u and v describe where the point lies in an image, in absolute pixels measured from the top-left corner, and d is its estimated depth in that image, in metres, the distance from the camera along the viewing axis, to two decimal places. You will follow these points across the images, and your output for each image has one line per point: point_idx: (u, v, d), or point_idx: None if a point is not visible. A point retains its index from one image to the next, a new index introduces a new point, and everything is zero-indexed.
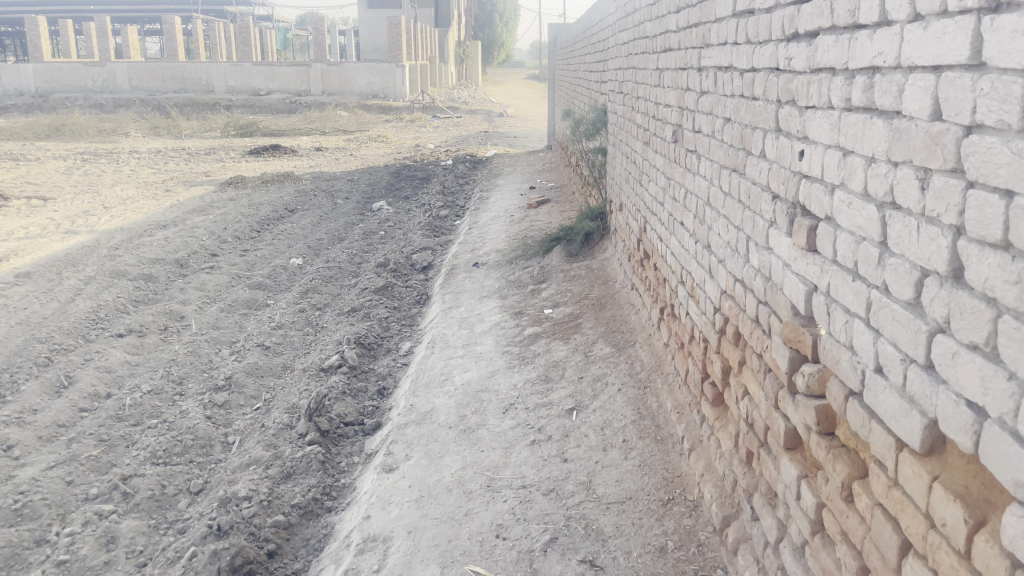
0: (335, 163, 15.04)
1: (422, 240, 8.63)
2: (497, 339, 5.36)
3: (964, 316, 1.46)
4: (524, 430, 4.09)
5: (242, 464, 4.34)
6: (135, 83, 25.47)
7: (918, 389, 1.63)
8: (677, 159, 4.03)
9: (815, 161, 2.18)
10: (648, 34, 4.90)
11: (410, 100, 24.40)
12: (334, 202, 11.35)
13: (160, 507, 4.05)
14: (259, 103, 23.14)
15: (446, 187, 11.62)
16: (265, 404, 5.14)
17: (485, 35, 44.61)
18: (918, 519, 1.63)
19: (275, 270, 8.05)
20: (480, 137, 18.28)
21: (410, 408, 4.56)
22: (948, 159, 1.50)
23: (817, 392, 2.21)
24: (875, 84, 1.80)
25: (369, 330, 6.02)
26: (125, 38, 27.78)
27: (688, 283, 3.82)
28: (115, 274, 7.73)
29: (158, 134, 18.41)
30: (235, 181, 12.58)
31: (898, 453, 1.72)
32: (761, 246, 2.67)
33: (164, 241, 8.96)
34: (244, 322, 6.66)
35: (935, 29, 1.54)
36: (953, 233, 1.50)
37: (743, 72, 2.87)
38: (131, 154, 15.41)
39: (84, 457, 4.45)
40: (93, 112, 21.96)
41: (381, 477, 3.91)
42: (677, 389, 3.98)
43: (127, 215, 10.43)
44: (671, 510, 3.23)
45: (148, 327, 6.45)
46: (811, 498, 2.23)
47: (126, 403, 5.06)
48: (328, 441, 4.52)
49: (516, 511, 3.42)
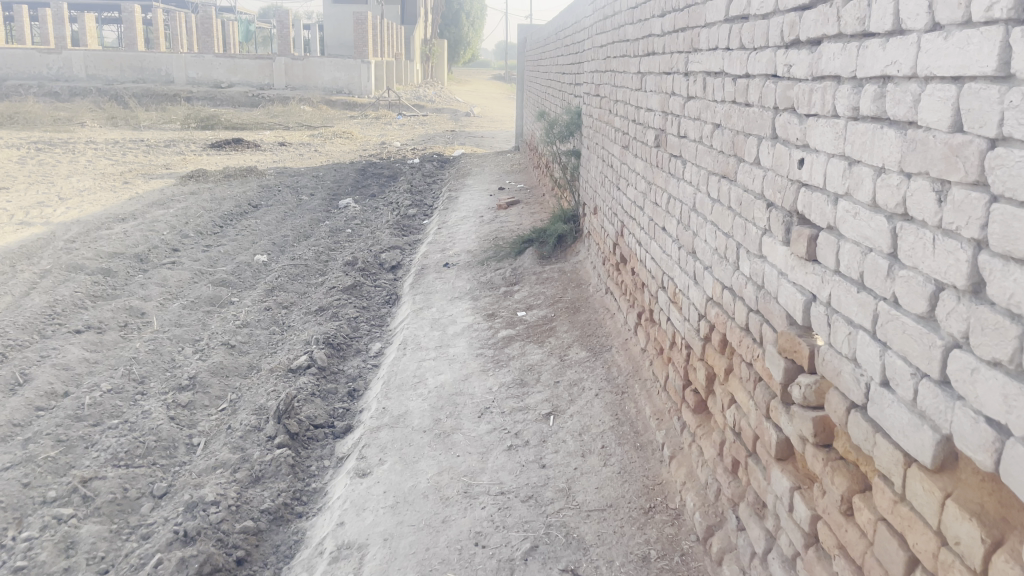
0: (299, 158, 14.83)
1: (390, 239, 8.52)
2: (470, 341, 5.30)
3: (985, 331, 1.43)
4: (501, 435, 4.03)
5: (208, 467, 4.20)
6: (91, 72, 24.77)
7: (930, 404, 1.60)
8: (659, 164, 4.01)
9: (816, 170, 2.15)
10: (629, 38, 4.88)
11: (375, 97, 24.20)
12: (299, 198, 11.17)
13: (122, 511, 3.90)
14: (219, 95, 22.72)
15: (414, 185, 11.51)
16: (231, 404, 5.00)
17: (450, 34, 44.55)
18: (928, 536, 1.61)
19: (239, 266, 7.88)
20: (447, 136, 18.17)
21: (382, 411, 4.47)
22: (970, 172, 1.48)
23: (814, 404, 2.18)
24: (887, 93, 1.77)
25: (338, 330, 5.91)
26: (82, 26, 27.09)
27: (669, 289, 3.79)
28: (72, 268, 7.49)
29: (115, 125, 17.96)
30: (196, 174, 12.30)
31: (906, 468, 1.70)
32: (753, 254, 2.64)
33: (123, 234, 8.71)
34: (208, 319, 6.49)
35: (957, 40, 1.51)
36: (974, 247, 1.47)
37: (735, 78, 2.85)
38: (87, 144, 14.99)
39: (41, 458, 4.27)
40: (47, 101, 21.32)
41: (354, 482, 3.82)
42: (656, 395, 3.95)
43: (82, 207, 10.11)
44: (653, 519, 3.19)
45: (107, 323, 6.25)
46: (805, 510, 2.20)
47: (85, 402, 4.89)
48: (297, 444, 4.41)
49: (495, 519, 3.36)
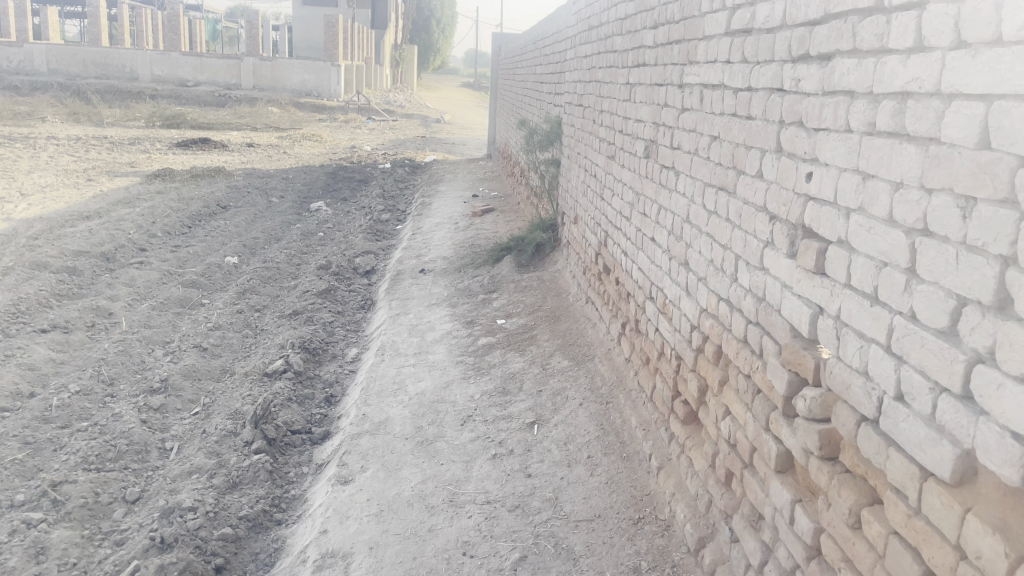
0: (268, 159, 14.65)
1: (364, 243, 8.44)
2: (450, 349, 5.26)
3: (1013, 348, 1.44)
4: (485, 443, 4.00)
5: (184, 472, 4.10)
6: (53, 66, 24.19)
7: (950, 418, 1.61)
8: (649, 176, 4.03)
9: (826, 183, 2.17)
10: (617, 48, 4.91)
11: (344, 101, 24.07)
12: (269, 200, 11.02)
13: (94, 516, 3.78)
14: (186, 94, 22.41)
15: (386, 191, 11.46)
16: (205, 408, 4.89)
17: (420, 40, 44.58)
18: (946, 550, 1.62)
19: (209, 268, 7.73)
20: (417, 142, 18.12)
21: (362, 417, 4.41)
22: (1000, 189, 1.49)
23: (819, 417, 2.19)
24: (907, 109, 1.79)
25: (314, 334, 5.82)
26: (44, 19, 26.53)
27: (658, 299, 3.80)
28: (36, 266, 7.28)
29: (78, 121, 17.57)
30: (163, 173, 12.06)
31: (922, 482, 1.70)
32: (754, 267, 2.65)
33: (88, 233, 8.51)
34: (178, 321, 6.35)
35: (986, 58, 1.53)
36: (1002, 264, 1.48)
37: (736, 91, 2.87)
38: (49, 140, 14.62)
39: (8, 461, 4.13)
40: (6, 95, 20.80)
41: (335, 489, 3.75)
42: (641, 405, 3.94)
43: (45, 204, 9.86)
44: (642, 530, 3.17)
45: (74, 323, 6.08)
46: (808, 522, 2.21)
47: (53, 404, 4.74)
48: (275, 450, 4.31)
49: (482, 528, 3.32)
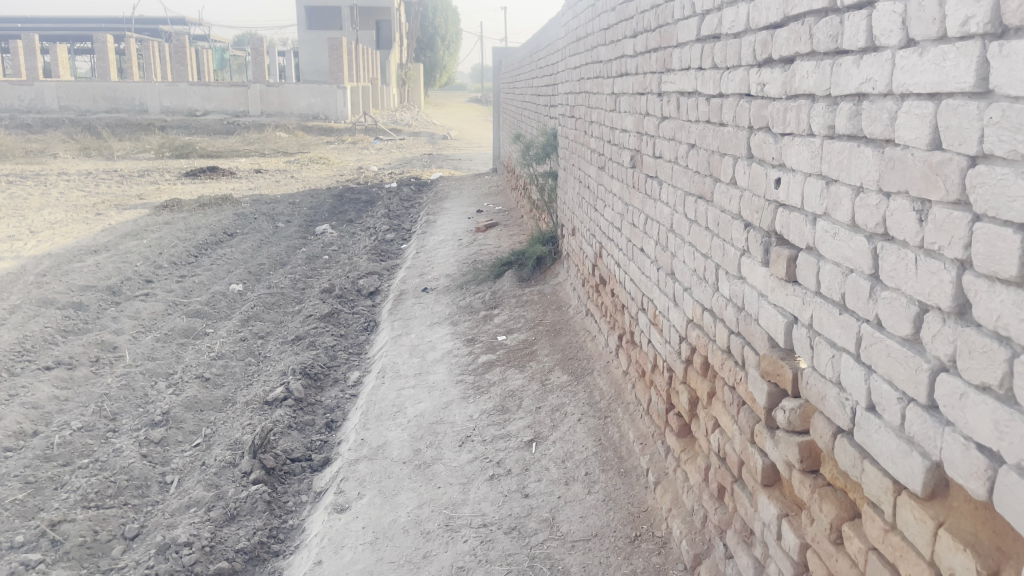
0: (275, 185, 14.70)
1: (368, 265, 8.44)
2: (450, 368, 5.22)
3: (974, 355, 1.38)
4: (482, 464, 3.95)
5: (181, 506, 4.08)
6: (64, 103, 24.50)
7: (918, 429, 1.55)
8: (636, 186, 3.98)
9: (793, 190, 2.11)
10: (602, 59, 4.86)
11: (352, 123, 24.16)
12: (275, 225, 11.07)
13: (92, 555, 3.76)
14: (195, 123, 22.62)
15: (392, 211, 11.46)
16: (206, 440, 4.88)
17: (427, 59, 44.67)
18: (921, 567, 1.55)
19: (213, 296, 7.75)
20: (425, 160, 18.13)
21: (361, 442, 4.38)
22: (951, 190, 1.44)
23: (799, 428, 2.14)
24: (863, 111, 1.73)
25: (316, 359, 5.81)
26: (54, 56, 26.98)
27: (649, 310, 3.75)
28: (42, 302, 7.34)
29: (89, 156, 17.80)
30: (170, 203, 12.15)
31: (896, 495, 1.64)
32: (732, 275, 2.60)
33: (95, 267, 8.58)
34: (182, 352, 6.36)
35: (934, 55, 1.48)
36: (958, 268, 1.43)
37: (709, 98, 2.82)
38: (59, 176, 14.80)
39: (8, 502, 4.13)
40: (20, 133, 21.10)
41: (332, 518, 3.72)
42: (639, 419, 3.89)
43: (54, 240, 9.97)
44: (639, 548, 3.10)
45: (78, 358, 6.11)
46: (794, 538, 2.14)
47: (55, 441, 4.75)
48: (274, 479, 4.29)
49: (478, 552, 3.27)
